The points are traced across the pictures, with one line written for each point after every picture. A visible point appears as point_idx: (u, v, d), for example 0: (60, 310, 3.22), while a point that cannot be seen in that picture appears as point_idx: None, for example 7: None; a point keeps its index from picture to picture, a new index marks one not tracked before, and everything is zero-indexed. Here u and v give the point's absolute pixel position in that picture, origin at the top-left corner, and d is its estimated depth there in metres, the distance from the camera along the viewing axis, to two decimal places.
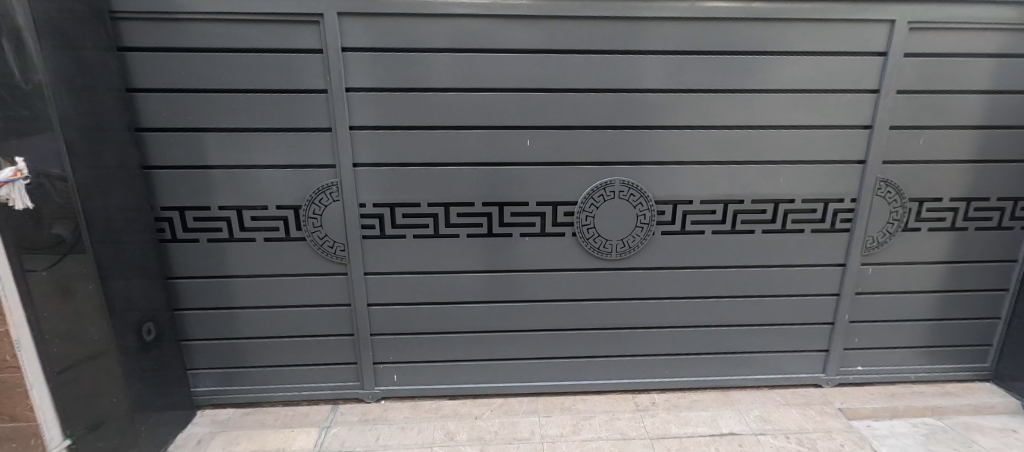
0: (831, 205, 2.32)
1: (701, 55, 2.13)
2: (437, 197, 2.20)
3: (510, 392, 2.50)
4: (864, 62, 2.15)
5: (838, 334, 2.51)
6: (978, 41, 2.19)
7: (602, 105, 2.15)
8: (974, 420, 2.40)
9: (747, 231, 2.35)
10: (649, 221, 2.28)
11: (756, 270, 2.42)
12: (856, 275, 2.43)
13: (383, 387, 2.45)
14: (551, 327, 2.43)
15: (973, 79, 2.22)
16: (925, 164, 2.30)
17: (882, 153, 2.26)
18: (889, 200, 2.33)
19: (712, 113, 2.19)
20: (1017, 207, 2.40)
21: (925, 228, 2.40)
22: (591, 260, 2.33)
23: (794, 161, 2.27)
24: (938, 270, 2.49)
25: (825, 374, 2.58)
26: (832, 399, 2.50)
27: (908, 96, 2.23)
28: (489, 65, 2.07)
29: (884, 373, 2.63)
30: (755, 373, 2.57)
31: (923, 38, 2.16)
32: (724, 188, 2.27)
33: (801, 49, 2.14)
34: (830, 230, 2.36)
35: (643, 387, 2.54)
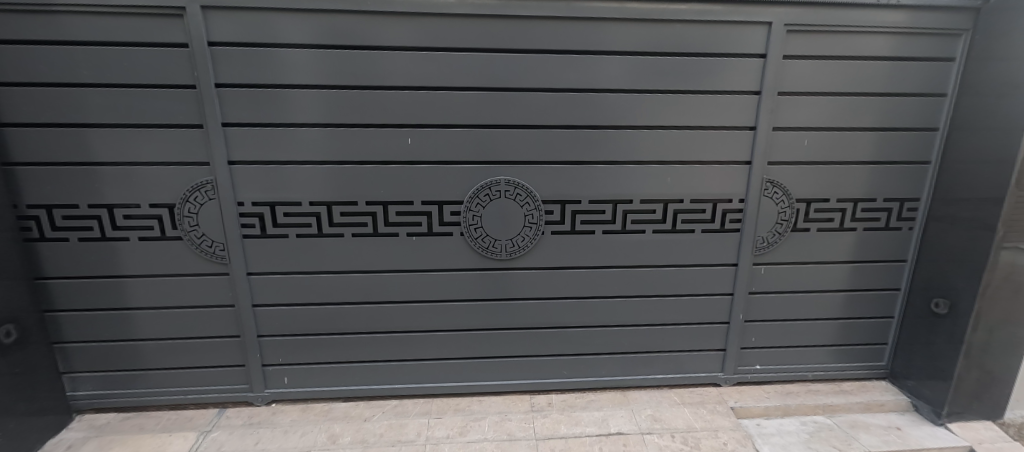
0: (719, 205, 2.34)
1: (582, 54, 2.12)
2: (318, 196, 2.16)
3: (405, 393, 2.47)
4: (744, 64, 2.17)
5: (733, 333, 2.54)
6: (859, 43, 2.20)
7: (484, 104, 2.13)
8: (862, 418, 2.43)
9: (638, 231, 2.35)
10: (537, 221, 2.27)
11: (651, 270, 2.43)
12: (749, 275, 2.46)
13: (272, 390, 2.41)
14: (444, 327, 2.41)
15: (854, 82, 2.26)
16: (810, 166, 2.34)
17: (767, 155, 2.29)
18: (777, 200, 2.36)
19: (596, 113, 2.19)
20: (904, 207, 2.43)
21: (814, 229, 2.44)
22: (482, 260, 2.32)
23: (681, 161, 2.28)
24: (830, 270, 2.53)
25: (723, 373, 2.61)
26: (727, 398, 2.52)
27: (792, 98, 2.24)
28: (363, 62, 2.04)
29: (782, 372, 2.66)
30: (654, 372, 2.58)
31: (804, 40, 2.17)
32: (612, 188, 2.27)
33: (682, 50, 2.15)
34: (720, 230, 2.38)
35: (541, 388, 2.54)
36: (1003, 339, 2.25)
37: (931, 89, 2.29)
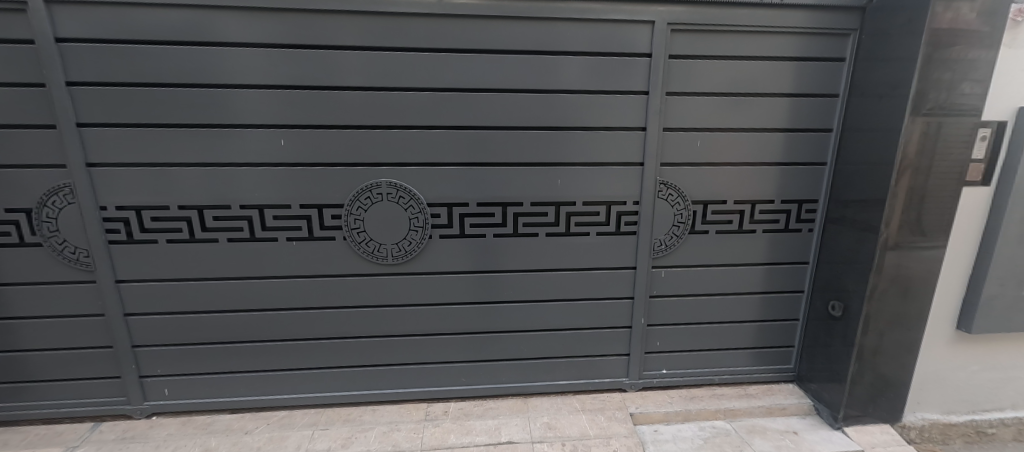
0: (613, 208, 2.29)
1: (461, 53, 2.07)
2: (187, 199, 2.07)
3: (295, 404, 2.39)
4: (629, 63, 2.13)
5: (635, 337, 2.49)
6: (746, 43, 2.18)
7: (359, 103, 2.06)
8: (762, 422, 2.40)
9: (531, 234, 2.29)
10: (423, 225, 2.20)
11: (547, 274, 2.37)
12: (648, 278, 2.42)
13: (151, 403, 2.31)
14: (333, 335, 2.34)
15: (744, 83, 2.23)
16: (704, 167, 2.30)
17: (659, 156, 2.25)
18: (672, 202, 2.32)
19: (479, 113, 2.13)
20: (803, 209, 2.41)
21: (713, 231, 2.40)
22: (368, 265, 2.24)
23: (571, 163, 2.23)
24: (732, 272, 2.50)
25: (628, 378, 2.56)
26: (629, 403, 2.47)
27: (681, 98, 2.21)
28: (229, 60, 1.97)
29: (688, 376, 2.62)
30: (557, 378, 2.53)
31: (690, 39, 2.14)
32: (500, 190, 2.21)
33: (565, 48, 2.10)
34: (615, 233, 2.33)
35: (439, 396, 2.46)
36: (894, 342, 2.23)
37: (822, 90, 2.27)
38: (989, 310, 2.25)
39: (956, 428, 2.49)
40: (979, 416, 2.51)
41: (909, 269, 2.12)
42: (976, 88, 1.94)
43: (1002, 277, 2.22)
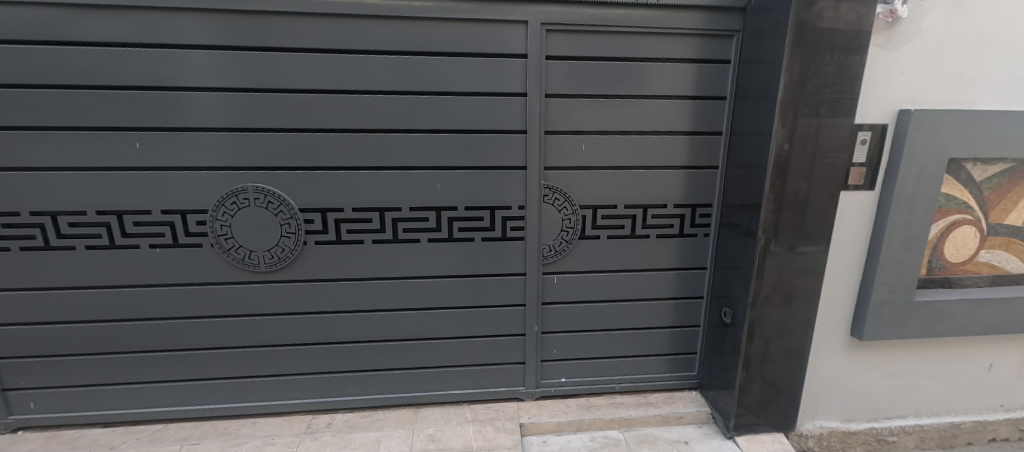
0: (497, 212, 2.23)
1: (326, 53, 1.99)
2: (38, 204, 1.97)
3: (172, 417, 2.30)
4: (506, 65, 2.07)
5: (529, 344, 2.43)
6: (628, 44, 2.12)
7: (219, 105, 1.97)
8: (655, 432, 2.35)
9: (413, 239, 2.22)
10: (295, 231, 2.12)
11: (433, 280, 2.31)
12: (540, 285, 2.36)
13: (17, 417, 2.21)
14: (208, 345, 2.25)
15: (627, 84, 2.18)
16: (591, 171, 2.25)
17: (542, 159, 2.19)
18: (559, 207, 2.26)
19: (348, 115, 2.05)
20: (697, 213, 2.36)
21: (605, 236, 2.34)
22: (241, 273, 2.16)
23: (451, 167, 2.16)
24: (629, 278, 2.43)
25: (525, 387, 2.49)
26: (522, 413, 2.40)
27: (562, 100, 2.15)
28: (73, 59, 1.86)
29: (588, 385, 2.55)
30: (450, 388, 2.45)
31: (569, 39, 2.08)
32: (376, 195, 2.14)
33: (437, 49, 2.03)
34: (501, 238, 2.27)
35: (325, 407, 2.38)
36: (781, 349, 2.18)
37: (708, 92, 2.23)
38: (878, 317, 2.20)
39: (856, 436, 2.44)
40: (880, 424, 2.46)
41: (791, 274, 2.08)
42: (852, 90, 1.88)
43: (891, 283, 2.17)
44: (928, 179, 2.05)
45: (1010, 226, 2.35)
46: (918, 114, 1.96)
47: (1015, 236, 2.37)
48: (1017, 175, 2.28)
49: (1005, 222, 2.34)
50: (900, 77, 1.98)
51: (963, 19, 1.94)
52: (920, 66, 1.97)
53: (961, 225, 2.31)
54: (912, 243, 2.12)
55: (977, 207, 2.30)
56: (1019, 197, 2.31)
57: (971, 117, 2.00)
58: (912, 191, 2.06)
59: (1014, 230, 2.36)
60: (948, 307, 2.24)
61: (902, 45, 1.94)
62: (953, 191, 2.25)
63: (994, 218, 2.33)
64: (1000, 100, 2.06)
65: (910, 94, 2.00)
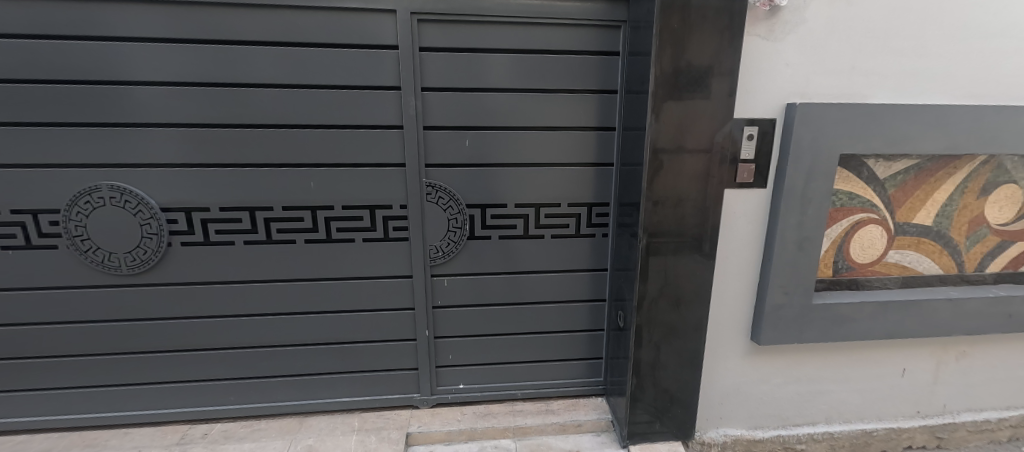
0: (377, 212, 2.12)
1: (181, 44, 1.88)
2: None
3: (38, 427, 2.19)
4: (377, 56, 1.96)
5: (421, 350, 2.32)
6: (509, 34, 2.01)
7: (67, 98, 1.87)
8: (550, 441, 2.25)
9: (288, 240, 2.12)
10: (158, 231, 2.02)
11: (314, 283, 2.20)
12: (428, 288, 2.25)
13: None
14: (73, 352, 2.13)
15: (511, 77, 2.06)
16: (476, 169, 2.14)
17: (422, 156, 2.08)
18: (444, 206, 2.16)
19: (209, 109, 1.95)
20: (593, 213, 2.26)
21: (495, 236, 2.24)
22: (103, 276, 2.05)
23: (325, 164, 2.06)
24: (527, 280, 2.33)
25: (419, 394, 2.38)
26: (412, 422, 2.29)
27: (441, 94, 2.04)
28: None
29: (488, 391, 2.45)
30: (339, 395, 2.34)
31: (444, 31, 1.97)
32: (244, 193, 2.03)
33: (301, 40, 1.93)
34: (384, 239, 2.17)
35: (205, 416, 2.27)
36: (673, 354, 2.08)
37: (599, 86, 2.13)
38: (774, 320, 2.11)
39: (761, 444, 2.35)
40: (787, 431, 2.37)
41: (677, 276, 1.98)
42: (727, 84, 1.79)
43: (786, 284, 2.08)
44: (819, 177, 1.96)
45: (918, 226, 2.26)
46: (803, 109, 1.87)
47: (924, 235, 2.28)
48: (923, 172, 2.18)
49: (913, 221, 2.24)
50: (786, 69, 1.89)
51: (848, 10, 1.86)
52: (806, 58, 1.89)
53: (867, 224, 2.22)
54: (805, 243, 2.03)
55: (882, 206, 2.20)
56: (927, 195, 2.21)
57: (862, 111, 1.91)
58: (803, 189, 1.97)
59: (923, 230, 2.26)
60: (849, 310, 2.14)
61: (785, 36, 1.86)
62: (855, 189, 2.16)
63: (902, 217, 2.23)
64: (896, 93, 1.96)
65: (797, 88, 1.92)
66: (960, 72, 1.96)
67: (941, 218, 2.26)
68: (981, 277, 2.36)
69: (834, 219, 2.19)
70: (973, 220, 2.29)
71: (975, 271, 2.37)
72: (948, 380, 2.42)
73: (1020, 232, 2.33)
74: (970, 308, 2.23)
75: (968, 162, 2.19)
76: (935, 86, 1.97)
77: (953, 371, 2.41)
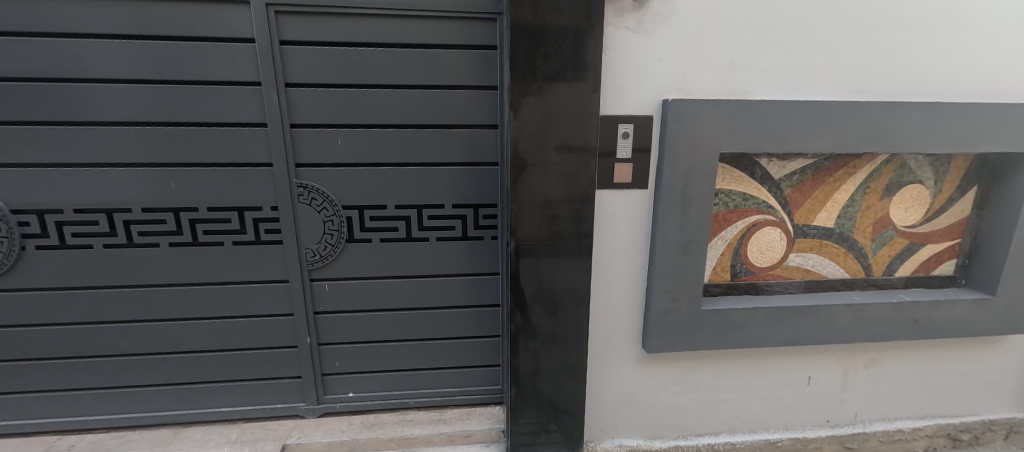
0: (246, 214, 2.03)
1: (18, 37, 1.78)
2: None
3: None
4: (234, 50, 1.87)
5: (303, 358, 2.22)
6: (376, 27, 1.91)
7: None
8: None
9: (152, 244, 2.02)
10: (8, 235, 1.91)
11: (183, 288, 2.09)
12: (306, 293, 2.15)
13: None
14: None
15: (382, 72, 1.96)
16: (351, 169, 2.04)
17: (290, 156, 1.98)
18: (318, 207, 2.05)
19: (56, 106, 1.85)
20: (480, 214, 2.16)
21: (377, 239, 2.13)
22: None
23: (187, 164, 1.96)
24: (418, 284, 2.22)
25: (304, 404, 2.28)
26: (292, 433, 2.19)
27: (306, 90, 1.94)
28: None
29: (379, 400, 2.32)
30: (219, 405, 2.25)
31: (305, 23, 1.87)
32: (101, 195, 1.94)
33: (151, 33, 1.83)
34: (256, 242, 2.07)
35: (76, 427, 2.18)
36: (553, 363, 1.99)
37: (478, 82, 2.03)
38: (661, 327, 2.02)
39: None
40: (687, 441, 2.27)
41: (552, 282, 1.89)
42: (589, 79, 1.70)
43: (672, 290, 1.98)
44: (699, 176, 1.86)
45: (819, 228, 2.16)
46: (675, 105, 1.78)
47: (826, 237, 2.18)
48: (821, 172, 2.08)
49: (813, 223, 2.15)
50: (659, 64, 1.80)
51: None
52: (679, 52, 1.79)
53: (764, 226, 2.13)
54: (690, 247, 1.94)
55: (779, 207, 2.11)
56: (826, 196, 2.12)
57: (739, 108, 1.82)
58: (682, 190, 1.87)
59: (825, 232, 2.17)
60: (741, 315, 2.05)
61: (655, 28, 1.76)
62: (748, 189, 2.07)
63: (801, 219, 2.14)
64: (779, 89, 1.87)
65: (673, 83, 1.82)
66: (849, 66, 1.87)
67: (843, 220, 2.16)
68: (890, 282, 2.26)
69: (728, 221, 2.10)
70: (879, 222, 2.18)
71: (884, 274, 2.27)
72: (858, 388, 2.31)
73: (930, 234, 2.23)
74: (874, 314, 2.12)
75: (869, 161, 2.09)
76: (821, 82, 1.87)
77: (863, 379, 2.30)
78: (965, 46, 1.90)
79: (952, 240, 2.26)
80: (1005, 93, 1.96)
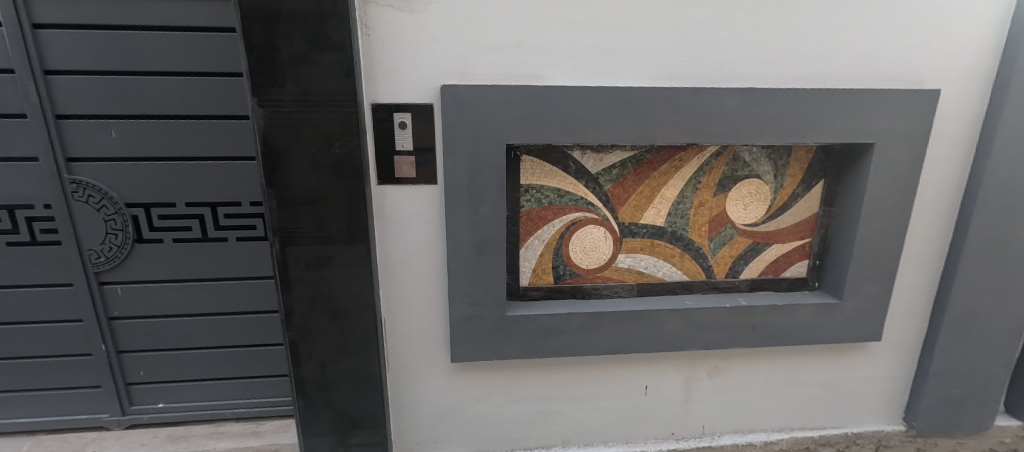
0: (17, 212, 1.88)
1: None
2: None
3: None
4: None
5: (100, 365, 2.07)
6: (143, 10, 1.77)
7: None
8: None
9: None
10: None
11: None
12: (97, 297, 2.00)
13: None
14: None
15: (155, 59, 1.81)
16: (130, 163, 1.88)
17: (58, 149, 1.83)
18: (97, 205, 1.90)
19: None
20: None
21: (168, 240, 1.97)
22: None
23: None
24: (221, 289, 2.06)
25: (109, 415, 2.14)
26: (87, 446, 2.05)
27: (70, 78, 1.79)
28: None
29: (191, 411, 2.18)
30: (17, 415, 2.12)
31: (60, 5, 1.72)
32: None
33: None
34: (33, 243, 1.92)
35: None
36: (343, 375, 1.81)
37: None
38: (464, 334, 1.84)
39: None
40: None
41: (328, 287, 1.71)
42: (341, 62, 1.52)
43: (472, 294, 1.81)
44: (485, 170, 1.69)
45: (649, 226, 1.99)
46: (449, 92, 1.60)
47: (658, 236, 2.00)
48: (643, 165, 1.91)
49: (641, 221, 1.97)
50: (434, 46, 1.62)
51: None
52: (455, 32, 1.62)
53: (586, 224, 1.96)
54: (485, 247, 1.77)
55: (599, 204, 1.93)
56: (651, 191, 1.94)
57: (526, 94, 1.64)
58: (468, 184, 1.70)
59: (656, 231, 1.99)
60: (553, 322, 1.87)
61: (423, 7, 1.59)
62: (563, 185, 1.89)
63: (627, 216, 1.96)
64: (575, 73, 1.69)
65: (452, 66, 1.65)
66: (653, 48, 1.69)
67: (675, 217, 1.99)
68: (733, 284, 2.08)
69: (544, 219, 1.93)
70: (714, 220, 2.01)
71: (728, 277, 2.09)
72: (703, 399, 2.15)
73: (776, 233, 2.05)
74: (706, 320, 1.95)
75: (696, 154, 1.91)
76: (623, 65, 1.70)
77: (707, 388, 2.13)
78: (787, 25, 1.72)
79: (802, 240, 2.08)
80: (834, 79, 1.79)
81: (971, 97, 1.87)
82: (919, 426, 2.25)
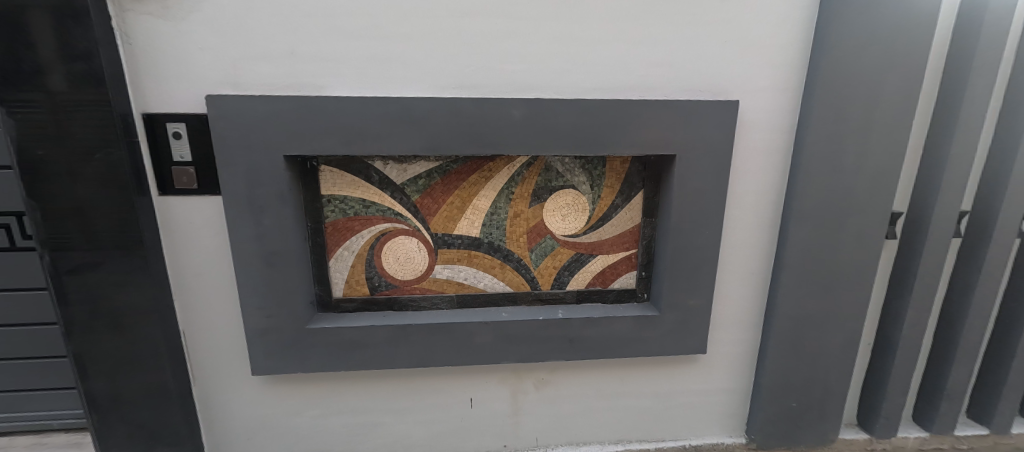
0: None
1: None
2: None
3: None
4: None
5: None
6: None
7: None
8: None
9: None
10: None
11: None
12: None
13: None
14: None
15: None
16: None
17: None
18: None
19: None
20: None
21: None
22: None
23: None
24: (41, 297, 2.05)
25: None
26: None
27: None
28: None
29: (18, 421, 2.18)
30: None
31: None
32: None
33: None
34: None
35: None
36: (136, 387, 1.79)
37: None
38: (262, 347, 1.81)
39: None
40: None
41: (107, 300, 1.68)
42: (91, 71, 1.47)
43: (266, 307, 1.78)
44: (264, 182, 1.65)
45: (464, 237, 1.95)
46: (214, 101, 1.56)
47: (474, 247, 1.97)
48: (451, 175, 1.87)
49: (454, 231, 1.94)
50: (202, 55, 1.59)
51: None
52: (223, 40, 1.58)
53: (397, 235, 1.92)
54: (275, 259, 1.73)
55: (409, 214, 1.90)
56: (462, 202, 1.91)
57: (298, 104, 1.59)
58: (248, 196, 1.66)
59: (472, 241, 1.96)
60: (355, 335, 1.84)
61: (185, 15, 1.55)
62: (367, 195, 1.86)
63: (439, 227, 1.93)
64: (357, 83, 1.66)
65: (224, 76, 1.61)
66: (436, 57, 1.66)
67: (490, 228, 1.95)
68: (558, 296, 2.05)
69: (352, 229, 1.90)
70: (532, 230, 1.97)
71: (553, 288, 2.05)
72: (531, 411, 2.12)
73: (599, 244, 2.01)
74: (518, 333, 1.92)
75: (505, 164, 1.87)
76: (407, 75, 1.67)
77: (534, 401, 2.11)
78: (577, 34, 1.68)
79: (628, 251, 2.04)
80: (632, 89, 1.76)
81: (781, 107, 1.84)
82: (758, 439, 2.22)
